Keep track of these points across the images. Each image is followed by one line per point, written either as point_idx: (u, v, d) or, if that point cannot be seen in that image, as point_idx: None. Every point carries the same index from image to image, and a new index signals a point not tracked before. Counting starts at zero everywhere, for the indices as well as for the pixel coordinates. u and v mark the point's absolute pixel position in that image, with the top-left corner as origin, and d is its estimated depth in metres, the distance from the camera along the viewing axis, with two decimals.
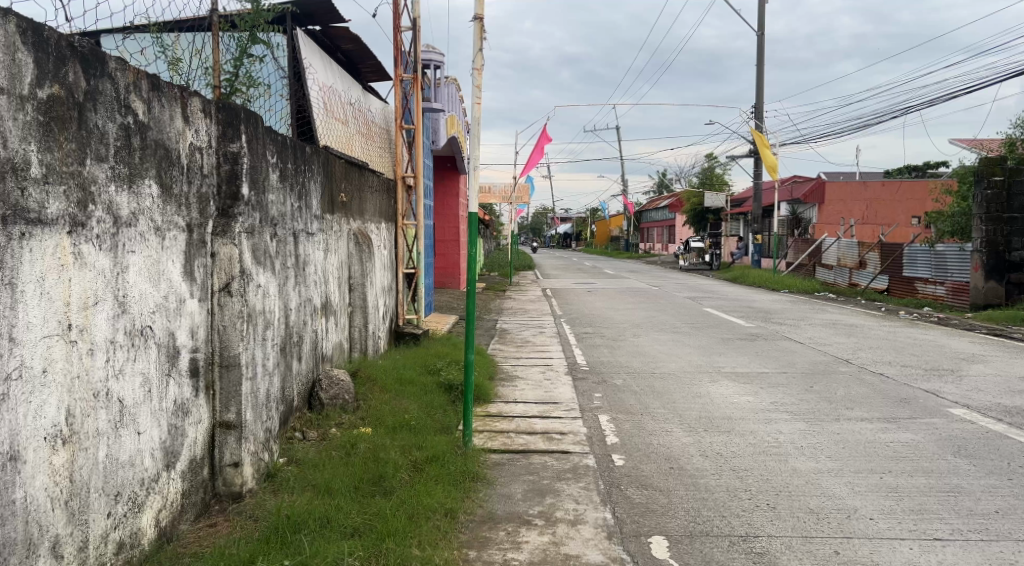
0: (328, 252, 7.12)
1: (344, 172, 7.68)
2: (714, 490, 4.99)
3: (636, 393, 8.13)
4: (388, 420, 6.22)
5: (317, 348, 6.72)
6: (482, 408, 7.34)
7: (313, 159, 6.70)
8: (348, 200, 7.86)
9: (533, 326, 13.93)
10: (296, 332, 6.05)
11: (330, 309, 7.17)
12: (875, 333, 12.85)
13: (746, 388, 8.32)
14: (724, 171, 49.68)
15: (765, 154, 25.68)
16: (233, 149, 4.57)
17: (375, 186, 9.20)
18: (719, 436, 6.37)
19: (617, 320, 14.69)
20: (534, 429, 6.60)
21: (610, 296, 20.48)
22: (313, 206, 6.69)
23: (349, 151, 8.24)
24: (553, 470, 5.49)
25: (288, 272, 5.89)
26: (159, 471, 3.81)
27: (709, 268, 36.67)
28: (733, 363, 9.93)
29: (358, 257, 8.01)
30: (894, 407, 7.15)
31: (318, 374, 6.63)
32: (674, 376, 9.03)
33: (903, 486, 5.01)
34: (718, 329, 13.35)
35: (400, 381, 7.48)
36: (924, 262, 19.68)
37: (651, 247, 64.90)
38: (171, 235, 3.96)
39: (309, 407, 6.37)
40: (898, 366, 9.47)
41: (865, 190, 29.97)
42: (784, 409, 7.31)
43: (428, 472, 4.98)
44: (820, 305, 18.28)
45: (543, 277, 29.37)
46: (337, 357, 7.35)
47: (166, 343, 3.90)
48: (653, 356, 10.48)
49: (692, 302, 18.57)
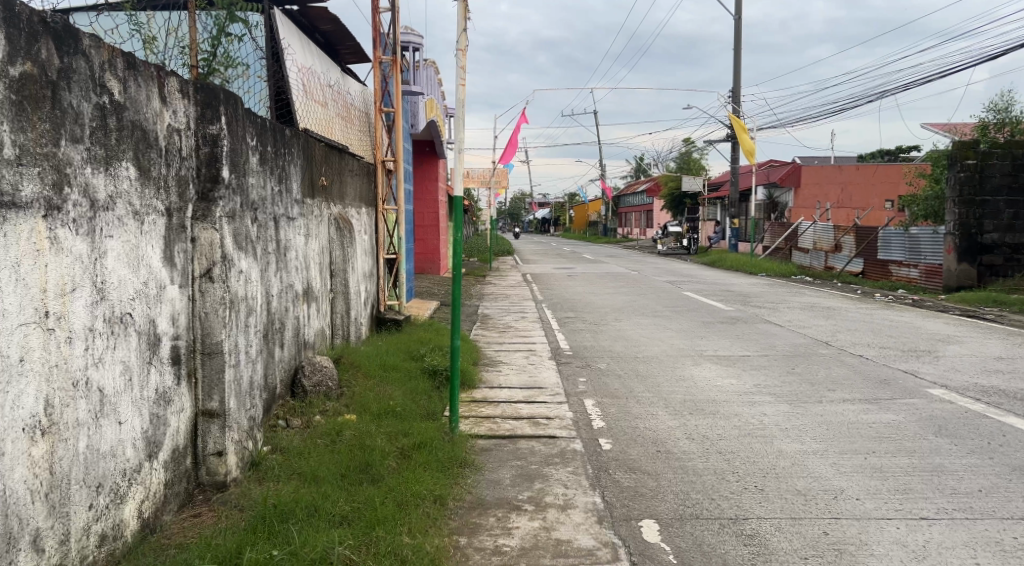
0: (309, 237, 7.01)
1: (324, 156, 7.57)
2: (702, 473, 4.98)
3: (621, 377, 8.14)
4: (373, 407, 6.16)
5: (300, 335, 6.63)
6: (467, 394, 7.30)
7: (293, 143, 6.57)
8: (329, 184, 7.75)
9: (515, 312, 13.89)
10: (277, 319, 5.97)
11: (312, 295, 7.07)
12: (853, 316, 12.96)
13: (729, 371, 8.34)
14: (702, 156, 49.81)
15: (743, 138, 25.75)
16: (212, 131, 4.45)
17: (354, 170, 9.08)
18: (704, 419, 6.37)
19: (599, 305, 14.68)
20: (520, 414, 6.57)
21: (590, 280, 20.45)
22: (294, 190, 6.57)
23: (329, 135, 8.12)
24: (540, 455, 5.46)
25: (270, 257, 5.79)
26: (141, 462, 3.72)
27: (687, 252, 36.85)
28: (714, 346, 9.98)
29: (339, 242, 7.92)
30: (875, 388, 7.21)
31: (300, 361, 6.55)
32: (657, 360, 9.05)
33: (887, 466, 5.03)
34: (698, 313, 13.41)
35: (384, 367, 7.43)
36: (899, 245, 19.89)
37: (629, 232, 65.11)
38: (150, 220, 3.85)
39: (292, 394, 6.28)
40: (877, 348, 9.55)
41: (841, 174, 30.09)
42: (767, 391, 7.34)
43: (416, 459, 4.93)
44: (798, 288, 18.41)
45: (523, 263, 29.35)
46: (319, 344, 7.27)
47: (146, 330, 3.80)
48: (635, 340, 10.49)
49: (673, 286, 18.61)
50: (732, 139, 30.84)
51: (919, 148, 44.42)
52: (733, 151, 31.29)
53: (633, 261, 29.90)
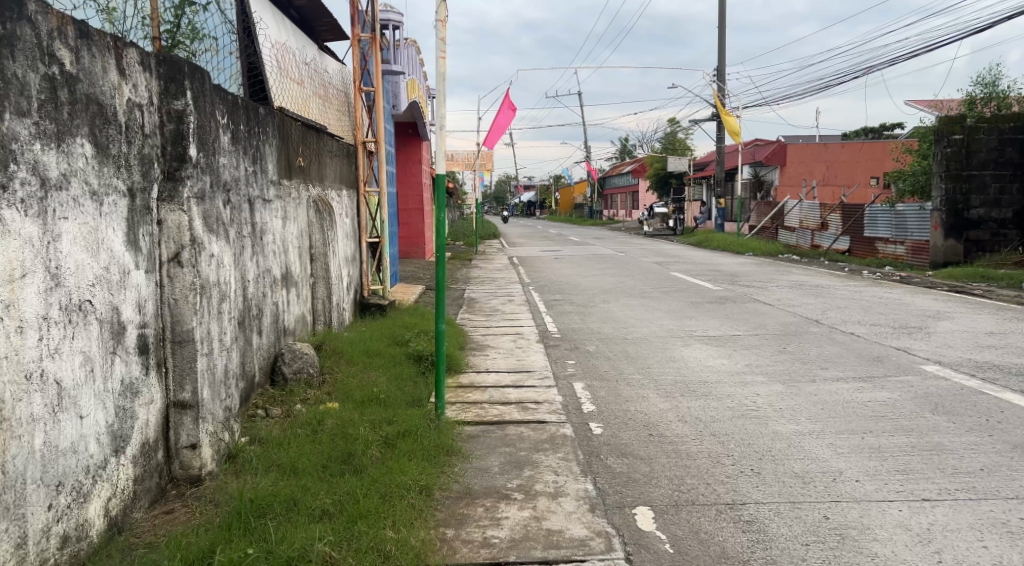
0: (286, 221, 6.77)
1: (301, 135, 7.31)
2: (697, 457, 4.82)
3: (610, 359, 7.98)
4: (356, 394, 5.97)
5: (279, 322, 6.41)
6: (453, 379, 7.10)
7: (267, 122, 6.32)
8: (306, 165, 7.51)
9: (502, 295, 13.69)
10: (254, 305, 5.75)
11: (290, 280, 6.84)
12: (842, 293, 12.85)
13: (720, 352, 8.19)
14: (687, 136, 49.63)
15: (728, 118, 25.54)
16: (177, 106, 4.21)
17: (333, 151, 8.84)
18: (696, 401, 6.21)
19: (585, 287, 14.52)
20: (508, 399, 6.39)
21: (576, 262, 20.28)
22: (269, 171, 6.33)
23: (307, 114, 7.86)
24: (529, 441, 5.28)
25: (245, 241, 5.56)
26: (107, 458, 3.52)
27: (673, 233, 36.78)
28: (705, 326, 9.83)
29: (319, 225, 7.67)
30: (869, 366, 7.08)
31: (281, 348, 6.33)
32: (646, 341, 8.89)
33: (886, 446, 4.88)
34: (687, 293, 13.28)
35: (368, 353, 7.23)
36: (885, 222, 19.84)
37: (615, 214, 65.03)
38: (110, 200, 3.62)
39: (272, 382, 6.08)
40: (868, 325, 9.42)
41: (827, 151, 30.11)
42: (760, 371, 7.20)
43: (400, 448, 4.74)
44: (785, 266, 18.32)
45: (510, 246, 29.16)
46: (300, 331, 7.05)
47: (109, 318, 3.58)
48: (624, 322, 10.34)
49: (660, 266, 18.48)
50: (717, 118, 30.68)
51: (903, 125, 44.47)
52: (719, 130, 31.11)
53: (619, 242, 29.77)
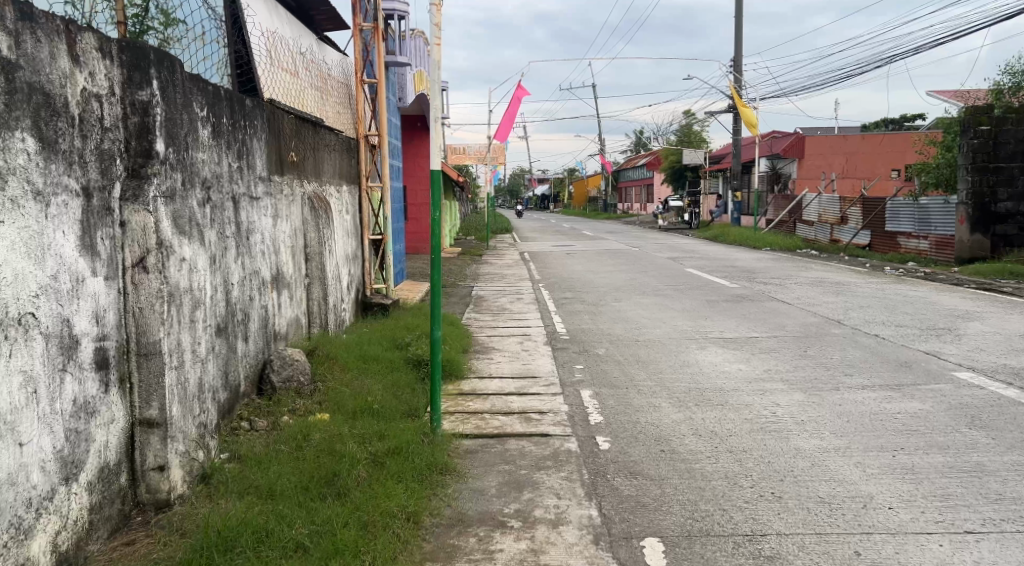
0: (278, 219, 6.43)
1: (294, 129, 6.96)
2: (712, 478, 4.42)
3: (620, 363, 7.58)
4: (349, 405, 5.62)
5: (268, 326, 6.06)
6: (454, 386, 6.73)
7: (255, 115, 5.97)
8: (300, 160, 7.15)
9: (511, 293, 13.32)
10: (239, 310, 5.40)
11: (282, 281, 6.50)
12: (863, 291, 12.38)
13: (737, 356, 7.77)
14: (702, 129, 49.01)
15: (745, 109, 24.97)
16: (142, 97, 3.85)
17: (331, 146, 8.51)
18: (711, 412, 5.81)
19: (597, 284, 14.11)
20: (511, 409, 6.01)
21: (589, 258, 19.83)
22: (257, 167, 5.97)
23: (302, 107, 7.50)
24: (531, 458, 4.90)
25: (227, 242, 5.21)
26: (55, 487, 3.18)
27: (688, 227, 36.24)
28: (721, 327, 9.41)
29: (314, 223, 7.32)
30: (896, 372, 6.64)
31: (270, 354, 5.99)
32: (659, 344, 8.48)
33: (920, 466, 4.46)
34: (702, 290, 12.84)
35: (364, 358, 6.86)
36: (908, 216, 19.31)
37: (630, 207, 64.45)
38: (59, 201, 3.26)
39: (260, 392, 5.75)
40: (893, 326, 8.96)
41: (847, 143, 29.41)
42: (780, 377, 6.77)
43: (389, 468, 4.38)
44: (804, 262, 17.83)
45: (521, 241, 28.78)
46: (293, 335, 6.70)
47: (58, 333, 3.23)
48: (636, 322, 9.94)
49: (674, 262, 18.04)
50: (734, 110, 30.11)
51: (924, 116, 43.65)
52: (735, 121, 30.53)
53: (633, 237, 29.32)
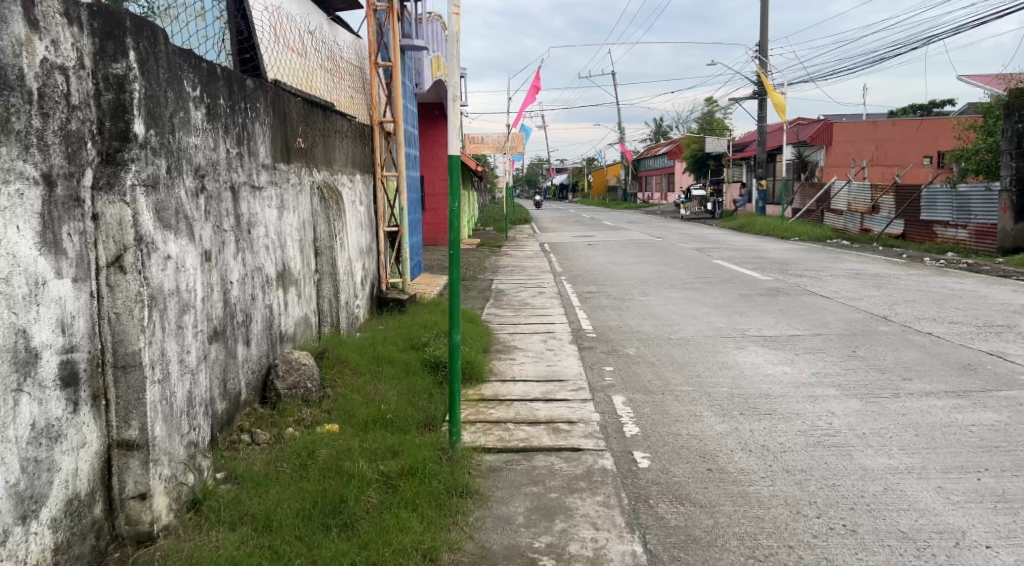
0: (283, 211, 5.93)
1: (302, 113, 6.44)
2: (771, 505, 3.87)
3: (653, 365, 7.03)
4: (360, 417, 5.11)
5: (273, 327, 5.57)
6: (475, 391, 6.22)
7: (257, 97, 5.45)
8: (309, 147, 6.65)
9: (532, 286, 12.79)
10: (239, 311, 4.90)
11: (289, 278, 6.00)
12: (906, 284, 11.73)
13: (779, 356, 7.20)
14: (725, 116, 48.07)
15: (772, 94, 24.18)
16: (117, 70, 3.32)
17: (342, 132, 8.00)
18: (759, 423, 5.26)
19: (621, 277, 13.56)
20: (537, 418, 5.49)
21: (612, 249, 19.24)
22: (260, 154, 5.45)
23: (311, 89, 6.99)
24: (561, 478, 4.36)
25: (224, 236, 4.70)
26: (7, 529, 2.69)
27: (711, 216, 35.52)
28: (758, 324, 8.83)
29: (323, 214, 6.82)
30: (961, 377, 6.05)
31: (275, 358, 5.50)
32: (693, 343, 7.91)
33: (1012, 492, 3.90)
34: (733, 284, 12.25)
35: (378, 360, 6.35)
36: (945, 205, 18.87)
37: (650, 197, 63.59)
38: (10, 191, 2.76)
39: (263, 400, 5.26)
40: (946, 324, 8.34)
41: (875, 129, 28.69)
42: (831, 382, 6.20)
43: (404, 493, 3.87)
44: (836, 253, 17.16)
45: (541, 231, 28.20)
46: (301, 336, 6.20)
47: (10, 346, 2.73)
48: (666, 318, 9.39)
49: (701, 253, 17.41)
50: (759, 96, 29.33)
51: (955, 101, 42.51)
52: (761, 108, 29.75)
53: (655, 227, 28.71)
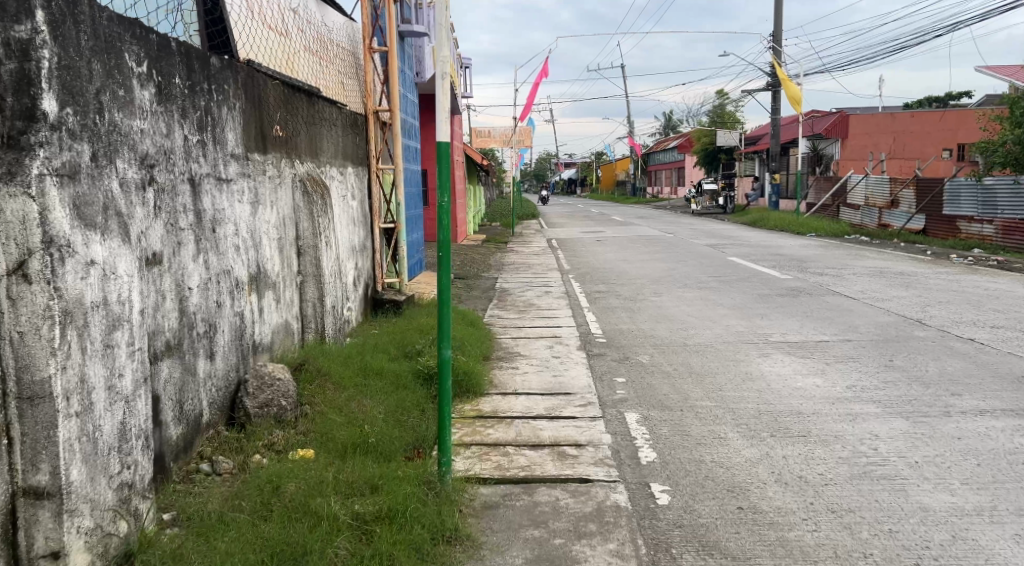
0: (258, 206, 5.30)
1: (281, 98, 5.81)
2: (819, 558, 3.24)
3: (669, 376, 6.40)
4: (338, 443, 4.49)
5: (244, 337, 4.94)
6: (472, 406, 5.59)
7: (225, 77, 4.80)
8: (289, 135, 6.02)
9: (538, 285, 12.16)
10: (200, 321, 4.27)
11: (264, 281, 5.37)
12: (935, 283, 11.05)
13: (808, 366, 6.54)
14: (736, 109, 47.18)
15: (788, 85, 23.41)
16: (19, 33, 2.70)
17: (331, 121, 7.37)
18: (793, 447, 4.62)
19: (632, 275, 12.91)
20: (541, 440, 4.86)
21: (621, 246, 18.56)
22: (228, 141, 4.81)
23: (294, 73, 6.37)
24: (567, 518, 3.73)
25: (180, 234, 4.07)
26: None
27: (722, 212, 34.75)
28: (781, 328, 8.18)
29: (307, 210, 6.19)
30: (1018, 393, 5.41)
31: (246, 371, 4.87)
32: (711, 350, 7.27)
33: None
34: (751, 283, 11.58)
35: (365, 372, 5.73)
36: (969, 200, 18.40)
37: (660, 191, 62.80)
38: None
39: (230, 420, 4.64)
40: (988, 329, 7.68)
41: (894, 121, 27.91)
42: (870, 396, 5.55)
43: (379, 544, 3.25)
44: (857, 249, 16.45)
45: (548, 227, 27.52)
46: (280, 344, 5.58)
47: None
48: (682, 322, 8.73)
49: (714, 250, 16.73)
50: (773, 88, 28.59)
51: (971, 94, 41.63)
52: (774, 100, 28.99)
53: (665, 223, 28.02)
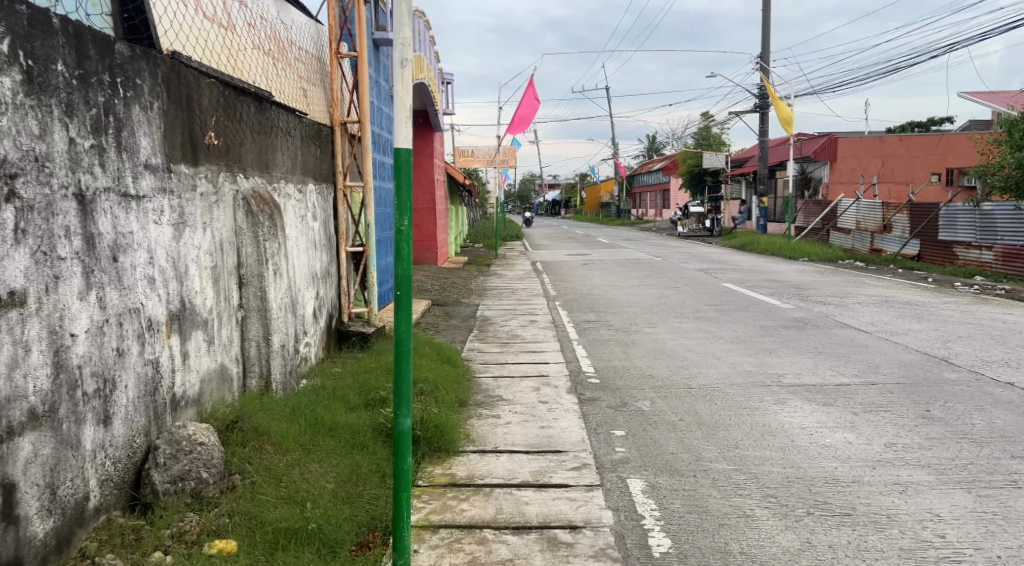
0: (182, 229, 4.35)
1: (218, 100, 4.88)
2: None
3: (675, 428, 5.51)
4: (268, 535, 3.53)
5: (160, 392, 3.97)
6: (443, 470, 4.66)
7: (138, 70, 3.89)
8: (229, 146, 5.09)
9: (522, 313, 11.26)
10: (89, 377, 3.32)
11: (190, 320, 4.40)
12: (947, 315, 10.27)
13: (834, 416, 5.66)
14: (721, 133, 46.77)
15: (779, 106, 22.84)
16: None
17: (286, 130, 6.44)
18: (839, 532, 3.75)
19: (622, 303, 12.04)
20: (527, 519, 3.95)
21: (607, 270, 17.75)
22: (140, 147, 3.88)
23: (240, 73, 5.43)
24: None
25: (61, 265, 3.12)
26: None
27: (709, 234, 34.10)
28: (793, 367, 7.33)
29: (250, 233, 5.24)
30: None
31: (160, 434, 3.90)
32: (720, 395, 6.39)
33: None
34: (751, 313, 10.75)
35: (316, 431, 4.77)
36: (967, 225, 17.76)
37: (644, 213, 62.39)
38: None
39: (134, 501, 3.66)
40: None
41: (883, 145, 27.25)
42: (915, 458, 4.69)
43: None
44: (855, 276, 15.71)
45: (533, 249, 26.69)
46: (212, 395, 4.61)
47: None
48: (681, 358, 7.86)
49: (706, 275, 15.95)
50: (762, 110, 28.04)
51: (953, 120, 41.52)
52: (763, 121, 28.45)
53: (652, 245, 27.28)
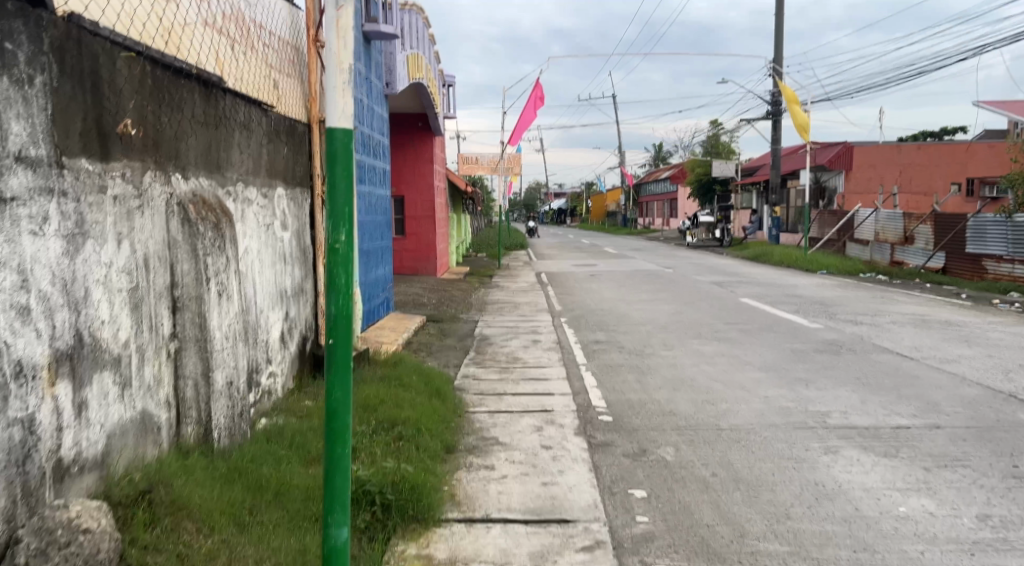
0: (82, 241, 3.37)
1: (140, 81, 3.93)
2: None
3: (709, 488, 4.49)
4: None
5: (38, 460, 2.98)
6: (418, 549, 3.67)
7: (8, 32, 2.92)
8: (160, 139, 4.16)
9: (525, 332, 10.24)
10: None
11: (92, 361, 3.40)
12: (997, 338, 9.21)
13: (900, 473, 4.63)
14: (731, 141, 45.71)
15: (795, 110, 21.82)
16: None
17: (245, 123, 5.46)
18: None
19: (634, 320, 11.00)
20: None
21: (615, 282, 16.72)
22: (10, 131, 2.91)
23: (181, 51, 4.42)
24: None
25: None
26: None
27: (720, 244, 33.06)
28: (839, 404, 6.28)
29: (187, 246, 4.25)
30: None
31: (32, 514, 2.93)
32: (757, 441, 5.35)
33: None
34: (777, 334, 9.71)
35: (256, 496, 3.77)
36: (997, 236, 16.65)
37: (651, 222, 61.36)
38: None
39: None
40: None
41: (900, 154, 26.27)
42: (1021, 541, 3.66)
43: None
44: (882, 291, 14.66)
45: (538, 258, 25.67)
46: (123, 454, 3.62)
47: None
48: (707, 391, 6.83)
49: (722, 289, 14.90)
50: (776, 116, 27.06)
51: (968, 129, 40.42)
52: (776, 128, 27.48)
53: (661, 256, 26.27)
